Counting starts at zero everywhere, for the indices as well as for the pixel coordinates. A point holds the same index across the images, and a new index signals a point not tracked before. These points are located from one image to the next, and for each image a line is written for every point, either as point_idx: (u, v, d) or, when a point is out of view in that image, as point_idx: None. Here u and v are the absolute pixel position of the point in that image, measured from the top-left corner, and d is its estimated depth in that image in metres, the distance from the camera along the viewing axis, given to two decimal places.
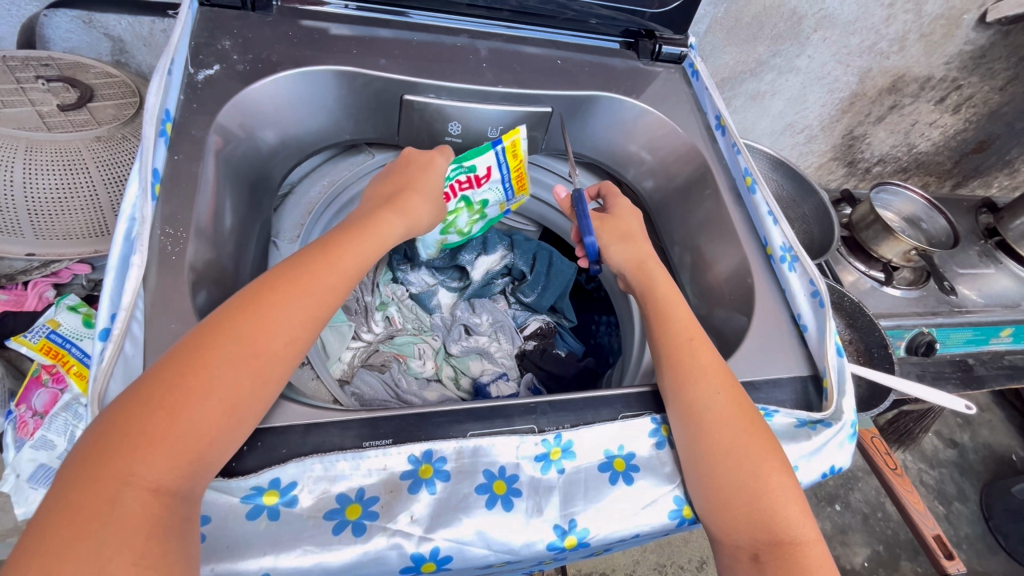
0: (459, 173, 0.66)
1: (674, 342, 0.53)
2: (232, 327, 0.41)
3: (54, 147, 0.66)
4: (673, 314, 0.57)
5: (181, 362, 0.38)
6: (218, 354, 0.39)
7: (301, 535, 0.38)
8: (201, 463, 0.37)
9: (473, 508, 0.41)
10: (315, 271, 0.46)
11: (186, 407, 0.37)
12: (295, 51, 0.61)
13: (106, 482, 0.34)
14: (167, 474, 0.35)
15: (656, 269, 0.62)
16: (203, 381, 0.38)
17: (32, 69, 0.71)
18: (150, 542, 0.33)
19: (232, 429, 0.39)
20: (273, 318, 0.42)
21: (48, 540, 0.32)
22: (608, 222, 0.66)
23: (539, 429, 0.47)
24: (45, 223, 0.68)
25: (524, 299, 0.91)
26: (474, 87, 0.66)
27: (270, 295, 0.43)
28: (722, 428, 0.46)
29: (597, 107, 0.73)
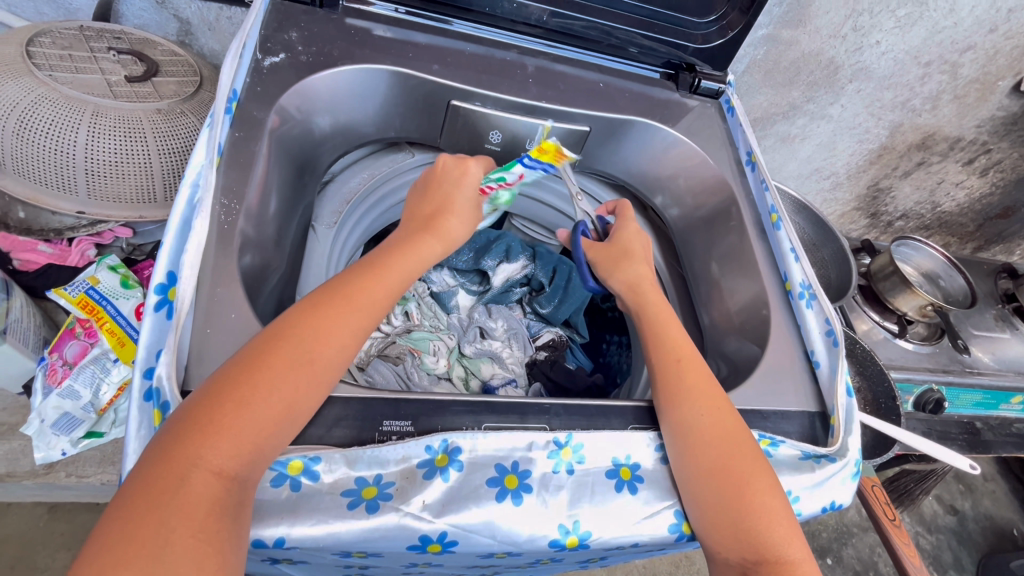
0: (492, 182, 0.68)
1: (674, 363, 0.54)
2: (295, 330, 0.43)
3: (117, 115, 0.69)
4: (666, 334, 0.58)
5: (249, 359, 0.41)
6: (282, 354, 0.41)
7: (317, 507, 0.39)
8: (260, 451, 0.39)
9: (483, 500, 0.42)
10: (369, 285, 0.49)
11: (253, 399, 0.39)
12: (355, 48, 0.64)
13: (178, 464, 0.36)
14: (230, 458, 0.37)
15: (649, 292, 0.64)
16: (269, 378, 0.40)
17: (105, 41, 0.75)
18: (209, 524, 0.35)
19: (290, 424, 0.40)
20: (333, 327, 0.44)
21: (128, 511, 0.34)
22: (601, 249, 0.70)
23: (550, 428, 0.48)
24: (99, 184, 0.71)
25: (540, 310, 0.94)
26: (520, 101, 0.69)
27: (331, 304, 0.46)
28: (730, 457, 0.47)
29: (633, 131, 0.76)
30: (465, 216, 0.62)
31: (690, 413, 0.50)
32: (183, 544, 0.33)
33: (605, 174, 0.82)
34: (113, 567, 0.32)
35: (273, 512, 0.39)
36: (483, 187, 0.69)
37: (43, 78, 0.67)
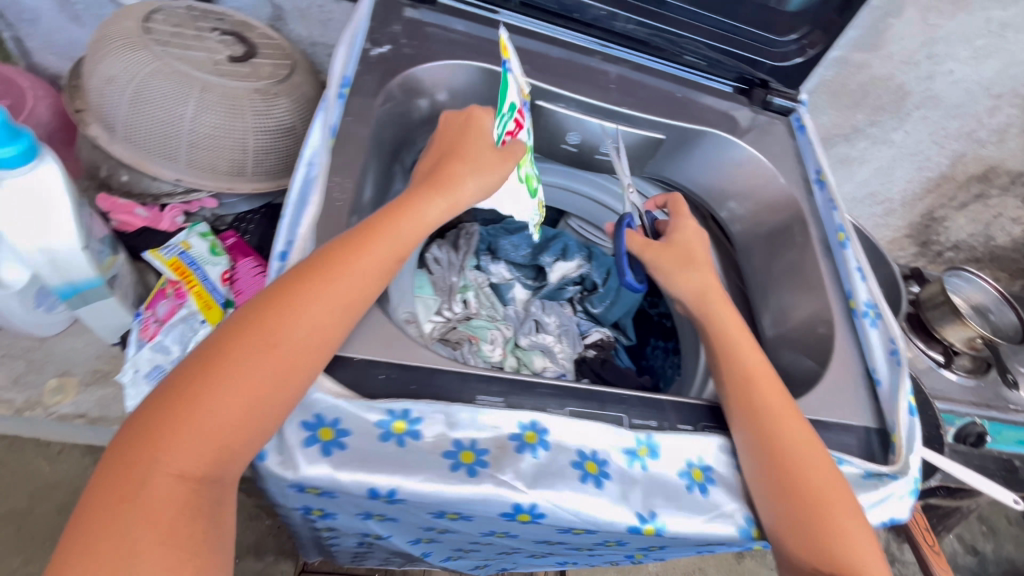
0: (508, 119, 0.56)
1: (749, 382, 0.54)
2: (257, 321, 0.42)
3: (222, 91, 0.73)
4: (737, 353, 0.57)
5: (208, 357, 0.41)
6: (240, 349, 0.41)
7: (422, 465, 0.42)
8: (224, 451, 0.39)
9: (568, 480, 0.45)
10: (343, 263, 0.45)
11: (199, 402, 0.39)
12: (453, 43, 0.67)
13: (132, 470, 0.37)
14: (190, 461, 0.38)
15: (716, 302, 0.63)
16: (221, 377, 0.40)
17: (209, 22, 0.80)
18: (168, 529, 0.36)
19: (252, 420, 0.40)
20: (297, 314, 0.42)
21: (92, 515, 0.36)
22: (665, 251, 0.67)
23: (626, 419, 0.51)
24: (198, 155, 0.75)
25: (591, 309, 0.97)
26: (602, 106, 0.72)
27: (299, 287, 0.43)
28: (806, 482, 0.48)
29: (705, 142, 0.78)
30: (480, 167, 0.54)
31: (761, 439, 0.50)
32: (148, 548, 0.35)
33: (671, 182, 0.84)
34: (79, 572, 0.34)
35: (378, 463, 0.41)
36: (500, 129, 0.56)
37: (157, 52, 0.71)
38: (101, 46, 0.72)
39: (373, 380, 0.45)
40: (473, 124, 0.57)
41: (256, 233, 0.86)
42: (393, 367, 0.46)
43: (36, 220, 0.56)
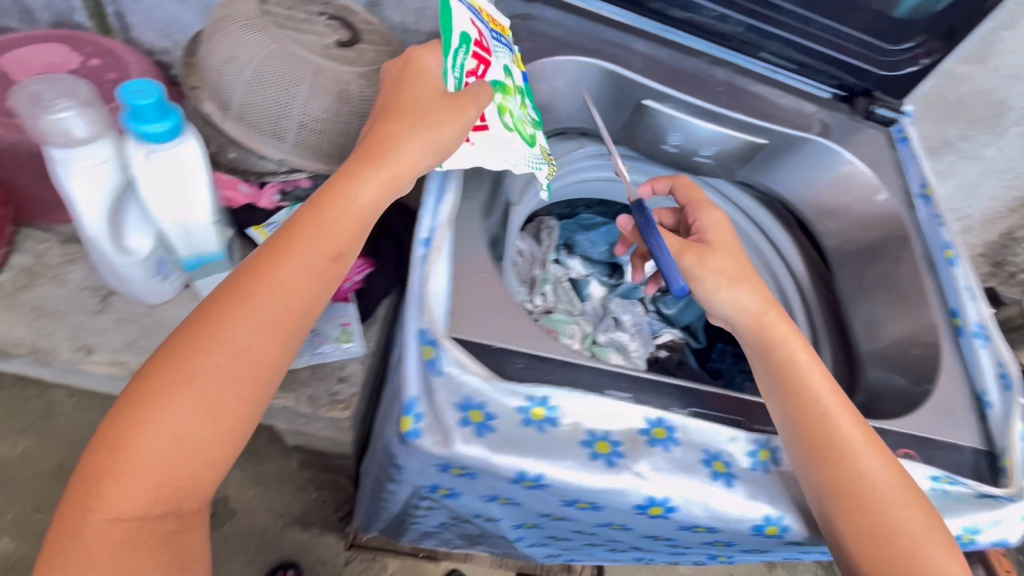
0: (463, 53, 0.53)
1: (799, 386, 0.52)
2: (165, 366, 0.44)
3: (333, 75, 0.74)
4: (788, 357, 0.53)
5: (128, 405, 0.43)
6: (160, 396, 0.43)
7: (564, 451, 0.44)
8: (156, 494, 0.43)
9: (698, 475, 0.46)
10: (237, 300, 0.46)
11: (138, 434, 0.42)
12: (569, 41, 0.69)
13: (94, 496, 0.42)
14: (130, 504, 0.42)
15: (778, 325, 0.55)
16: (157, 406, 0.43)
17: (315, 5, 0.81)
18: (134, 544, 0.42)
19: (199, 443, 0.44)
20: (214, 336, 0.44)
21: (58, 536, 0.42)
22: (707, 254, 0.58)
23: (745, 423, 0.52)
24: (305, 137, 0.77)
25: (664, 310, 0.98)
26: (710, 109, 0.72)
27: (221, 308, 0.45)
28: (865, 487, 0.47)
29: (808, 149, 0.77)
30: (416, 139, 0.51)
31: (813, 443, 0.48)
32: None
33: (762, 187, 0.84)
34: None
35: (524, 447, 0.43)
36: (456, 69, 0.53)
37: (274, 34, 0.73)
38: (220, 26, 0.74)
39: (509, 368, 0.46)
40: (413, 77, 0.54)
41: None
42: (529, 356, 0.47)
43: (173, 189, 0.58)
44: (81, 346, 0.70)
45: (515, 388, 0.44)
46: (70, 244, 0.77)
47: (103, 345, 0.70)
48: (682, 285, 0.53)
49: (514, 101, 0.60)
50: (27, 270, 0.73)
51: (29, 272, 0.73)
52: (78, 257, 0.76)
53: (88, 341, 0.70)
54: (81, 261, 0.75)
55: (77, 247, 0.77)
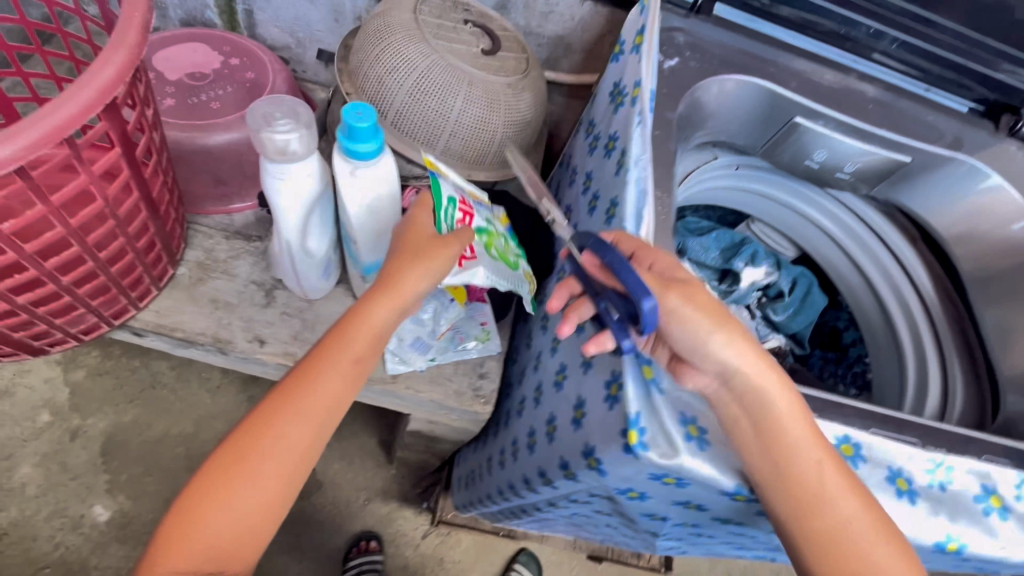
0: (451, 208, 0.62)
1: (773, 431, 0.47)
2: (240, 445, 0.54)
3: (485, 86, 0.78)
4: (766, 398, 0.47)
5: (213, 474, 0.53)
6: (234, 470, 0.53)
7: (768, 466, 0.47)
8: (225, 546, 0.52)
9: (882, 489, 0.50)
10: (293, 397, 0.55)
11: (217, 505, 0.52)
12: (731, 59, 0.71)
13: (171, 557, 0.51)
14: (201, 556, 0.51)
15: (766, 378, 0.48)
16: (229, 483, 0.53)
17: (459, 12, 0.84)
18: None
19: (256, 511, 0.54)
20: (275, 422, 0.54)
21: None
22: (693, 292, 0.49)
23: (923, 445, 0.53)
24: (453, 144, 0.81)
25: (773, 316, 0.99)
26: (860, 127, 0.73)
27: (281, 401, 0.55)
28: (835, 525, 0.46)
29: (952, 168, 0.77)
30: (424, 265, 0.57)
31: (780, 492, 0.47)
32: None
33: (894, 202, 0.84)
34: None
35: (739, 460, 0.47)
36: (450, 219, 0.61)
37: (433, 45, 0.77)
38: (382, 37, 0.78)
39: (713, 387, 0.51)
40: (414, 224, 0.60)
41: None
42: None
43: (368, 200, 0.61)
44: (254, 336, 0.76)
45: (718, 404, 0.48)
46: (234, 240, 0.83)
47: (273, 336, 0.76)
48: (653, 302, 0.45)
49: (499, 240, 0.70)
50: (201, 264, 0.79)
51: (203, 266, 0.79)
52: (242, 252, 0.82)
53: (259, 332, 0.76)
54: (246, 256, 0.82)
55: (240, 243, 0.83)
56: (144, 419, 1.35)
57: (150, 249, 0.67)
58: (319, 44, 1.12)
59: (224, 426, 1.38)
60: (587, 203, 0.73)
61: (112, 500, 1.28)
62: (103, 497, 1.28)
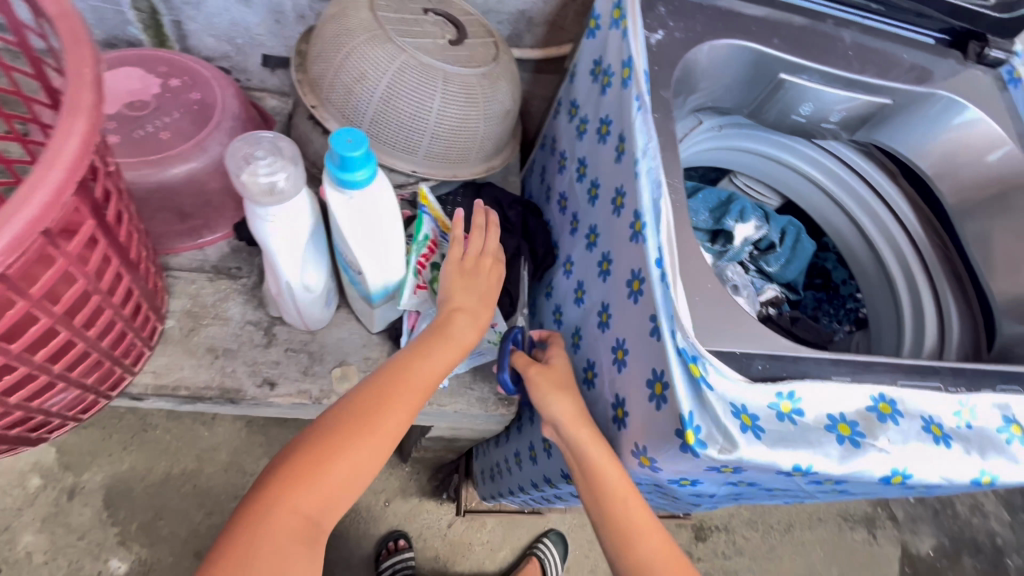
0: (421, 247, 0.67)
1: (591, 469, 0.55)
2: (364, 412, 0.54)
3: (461, 81, 0.74)
4: (583, 446, 0.56)
5: (332, 438, 0.52)
6: (357, 437, 0.53)
7: (818, 438, 0.48)
8: (330, 502, 0.51)
9: (922, 440, 0.51)
10: (415, 375, 0.57)
11: (338, 467, 0.51)
12: (714, 23, 0.69)
13: (281, 511, 0.49)
14: (310, 510, 0.50)
15: (585, 428, 0.57)
16: (349, 450, 0.52)
17: (418, 2, 0.78)
18: (294, 554, 0.48)
19: (363, 477, 0.53)
20: (399, 395, 0.55)
21: (243, 542, 0.47)
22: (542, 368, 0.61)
23: (946, 388, 0.56)
24: (436, 147, 0.77)
25: (767, 268, 1.00)
26: (843, 76, 0.73)
27: (401, 381, 0.56)
28: (629, 528, 0.55)
29: (932, 103, 0.77)
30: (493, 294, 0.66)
31: (591, 501, 0.56)
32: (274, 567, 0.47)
33: (878, 142, 0.84)
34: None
35: (794, 441, 0.47)
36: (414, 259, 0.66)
37: (399, 45, 0.71)
38: (343, 41, 0.72)
39: (754, 370, 0.50)
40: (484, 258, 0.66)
41: (461, 211, 0.87)
42: (763, 357, 0.51)
43: (367, 229, 0.59)
44: (263, 379, 0.73)
45: (763, 388, 0.49)
46: (218, 280, 0.78)
47: (283, 377, 0.73)
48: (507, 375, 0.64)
49: None
50: (190, 312, 0.75)
51: (192, 314, 0.75)
52: (230, 293, 0.77)
53: (267, 374, 0.73)
54: (235, 296, 0.77)
55: (225, 282, 0.78)
56: (144, 464, 1.30)
57: (137, 311, 0.62)
58: (262, 49, 1.03)
59: (229, 457, 1.34)
60: (585, 191, 0.72)
61: (127, 551, 1.24)
62: (117, 550, 1.23)
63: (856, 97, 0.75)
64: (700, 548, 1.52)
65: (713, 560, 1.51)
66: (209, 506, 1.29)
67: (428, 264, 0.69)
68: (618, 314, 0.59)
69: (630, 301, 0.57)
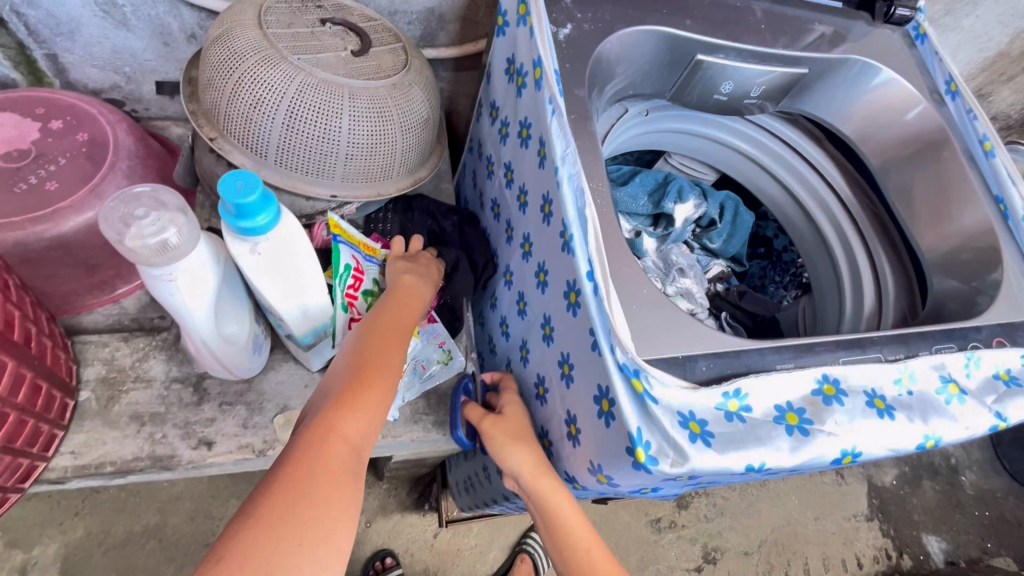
0: (347, 278, 0.63)
1: (553, 518, 0.56)
2: (373, 346, 0.54)
3: (369, 95, 0.69)
4: (544, 496, 0.57)
5: (354, 372, 0.51)
6: (376, 369, 0.52)
7: (768, 433, 0.48)
8: (369, 430, 0.49)
9: (869, 416, 0.52)
10: (403, 316, 0.60)
11: (365, 393, 0.50)
12: (622, 10, 0.67)
13: (321, 447, 0.45)
14: (354, 435, 0.47)
15: (548, 481, 0.57)
16: (372, 382, 0.51)
17: (312, 13, 0.72)
18: (345, 484, 0.44)
19: (388, 404, 0.51)
20: (396, 331, 0.57)
21: (289, 482, 0.42)
22: (498, 421, 0.61)
23: (884, 357, 0.57)
24: (354, 168, 0.72)
25: (710, 245, 1.00)
26: (760, 51, 0.72)
27: (392, 323, 0.58)
28: None
29: (847, 68, 0.78)
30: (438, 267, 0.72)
31: (556, 549, 0.57)
32: (330, 497, 0.43)
33: (800, 111, 0.85)
34: (280, 539, 0.40)
35: (743, 441, 0.47)
36: (342, 292, 0.63)
37: (295, 64, 0.66)
38: (233, 66, 0.66)
39: (698, 373, 0.50)
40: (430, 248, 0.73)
41: (394, 227, 0.83)
42: (706, 356, 0.50)
43: (282, 271, 0.55)
44: (199, 441, 0.67)
45: (707, 390, 0.48)
46: (133, 338, 0.72)
47: (220, 434, 0.68)
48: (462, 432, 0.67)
49: None
50: (105, 379, 0.68)
51: (108, 381, 0.68)
52: (149, 351, 0.71)
53: (202, 434, 0.68)
54: (155, 354, 0.71)
55: (142, 340, 0.72)
56: (99, 528, 1.21)
57: (35, 394, 0.57)
58: (155, 75, 0.95)
59: (192, 505, 1.27)
60: (515, 198, 0.69)
61: None
62: None
63: (774, 70, 0.75)
64: (683, 516, 1.55)
65: (698, 526, 1.54)
66: (177, 561, 1.22)
67: (357, 295, 0.66)
68: (560, 328, 0.57)
69: (569, 314, 0.55)
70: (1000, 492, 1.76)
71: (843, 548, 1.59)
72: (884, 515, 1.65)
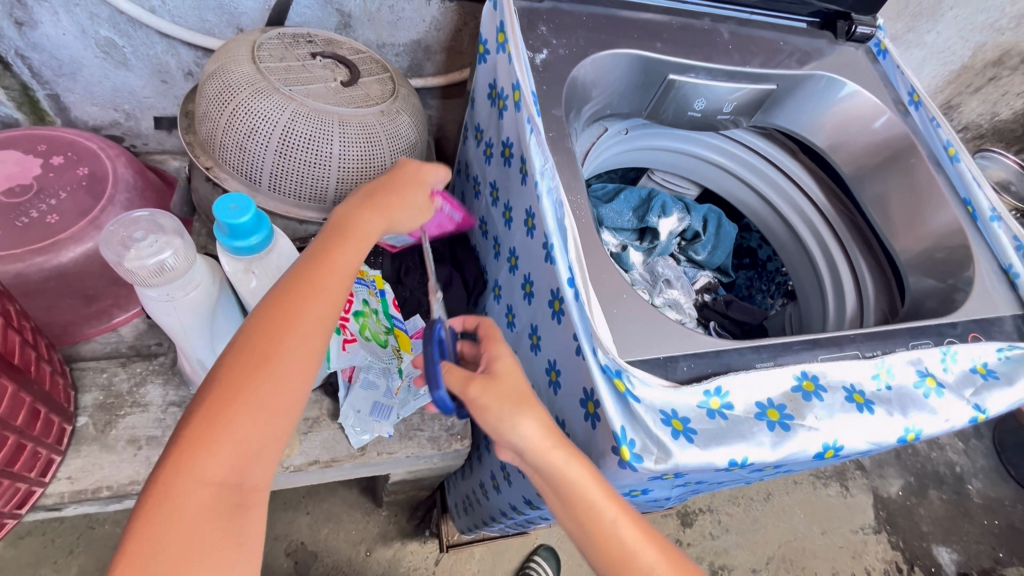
0: None
1: (571, 493, 0.50)
2: (255, 342, 0.45)
3: (358, 122, 0.72)
4: (563, 473, 0.50)
5: (225, 383, 0.43)
6: (253, 376, 0.43)
7: (749, 429, 0.49)
8: (248, 456, 0.42)
9: (849, 410, 0.53)
10: (308, 287, 0.48)
11: (233, 413, 0.42)
12: (595, 35, 0.71)
13: (178, 488, 0.40)
14: (220, 467, 0.41)
15: (560, 455, 0.50)
16: (250, 390, 0.43)
17: (304, 47, 0.76)
18: (211, 529, 0.39)
19: (271, 420, 0.43)
20: (290, 313, 0.46)
21: (141, 535, 0.38)
22: (492, 382, 0.51)
23: (862, 353, 0.59)
24: (345, 190, 0.75)
25: (696, 257, 1.03)
26: (728, 69, 0.76)
27: (291, 298, 0.47)
28: (621, 547, 0.50)
29: (813, 83, 0.82)
30: (410, 199, 0.58)
31: (575, 525, 0.51)
32: (191, 546, 0.39)
33: (772, 125, 0.89)
34: None
35: (725, 438, 0.48)
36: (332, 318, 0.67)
37: (288, 95, 0.69)
38: (227, 98, 0.69)
39: (680, 372, 0.52)
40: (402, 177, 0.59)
41: None
42: (687, 356, 0.52)
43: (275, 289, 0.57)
44: None
45: (688, 388, 0.49)
46: (131, 364, 0.73)
47: None
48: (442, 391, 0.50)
49: (374, 317, 0.73)
50: (103, 405, 0.69)
51: (105, 407, 0.69)
52: (146, 376, 0.73)
53: None
54: (152, 379, 0.72)
55: (139, 366, 0.73)
56: (95, 566, 1.19)
57: (33, 418, 0.58)
58: (153, 111, 0.98)
59: None
60: (501, 214, 0.72)
61: None
62: None
63: (743, 87, 0.78)
64: (688, 534, 1.53)
65: (703, 544, 1.52)
66: None
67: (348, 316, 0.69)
68: (546, 336, 0.59)
69: (554, 322, 0.57)
70: (1007, 499, 1.74)
71: (851, 562, 1.56)
72: (892, 527, 1.63)
